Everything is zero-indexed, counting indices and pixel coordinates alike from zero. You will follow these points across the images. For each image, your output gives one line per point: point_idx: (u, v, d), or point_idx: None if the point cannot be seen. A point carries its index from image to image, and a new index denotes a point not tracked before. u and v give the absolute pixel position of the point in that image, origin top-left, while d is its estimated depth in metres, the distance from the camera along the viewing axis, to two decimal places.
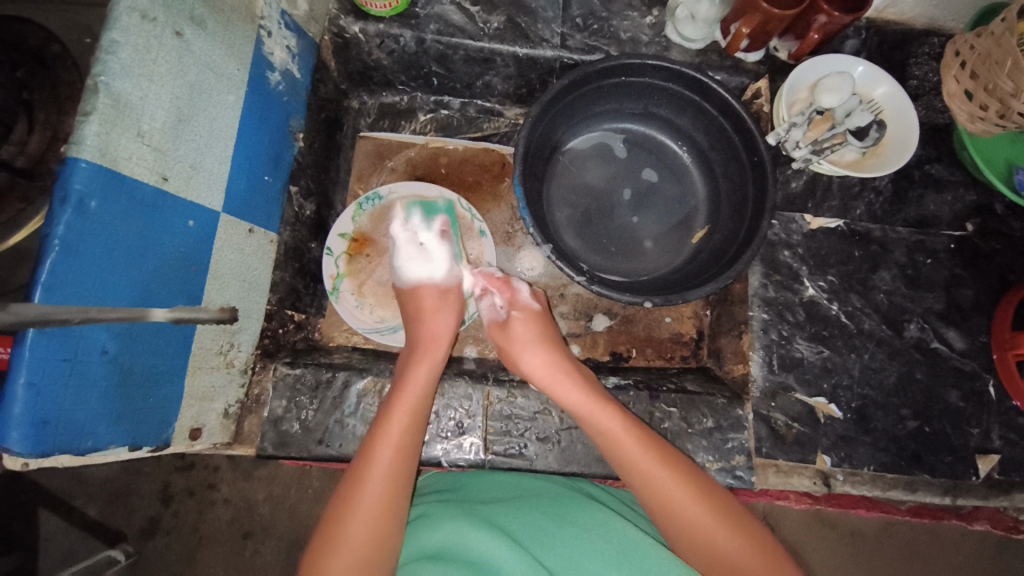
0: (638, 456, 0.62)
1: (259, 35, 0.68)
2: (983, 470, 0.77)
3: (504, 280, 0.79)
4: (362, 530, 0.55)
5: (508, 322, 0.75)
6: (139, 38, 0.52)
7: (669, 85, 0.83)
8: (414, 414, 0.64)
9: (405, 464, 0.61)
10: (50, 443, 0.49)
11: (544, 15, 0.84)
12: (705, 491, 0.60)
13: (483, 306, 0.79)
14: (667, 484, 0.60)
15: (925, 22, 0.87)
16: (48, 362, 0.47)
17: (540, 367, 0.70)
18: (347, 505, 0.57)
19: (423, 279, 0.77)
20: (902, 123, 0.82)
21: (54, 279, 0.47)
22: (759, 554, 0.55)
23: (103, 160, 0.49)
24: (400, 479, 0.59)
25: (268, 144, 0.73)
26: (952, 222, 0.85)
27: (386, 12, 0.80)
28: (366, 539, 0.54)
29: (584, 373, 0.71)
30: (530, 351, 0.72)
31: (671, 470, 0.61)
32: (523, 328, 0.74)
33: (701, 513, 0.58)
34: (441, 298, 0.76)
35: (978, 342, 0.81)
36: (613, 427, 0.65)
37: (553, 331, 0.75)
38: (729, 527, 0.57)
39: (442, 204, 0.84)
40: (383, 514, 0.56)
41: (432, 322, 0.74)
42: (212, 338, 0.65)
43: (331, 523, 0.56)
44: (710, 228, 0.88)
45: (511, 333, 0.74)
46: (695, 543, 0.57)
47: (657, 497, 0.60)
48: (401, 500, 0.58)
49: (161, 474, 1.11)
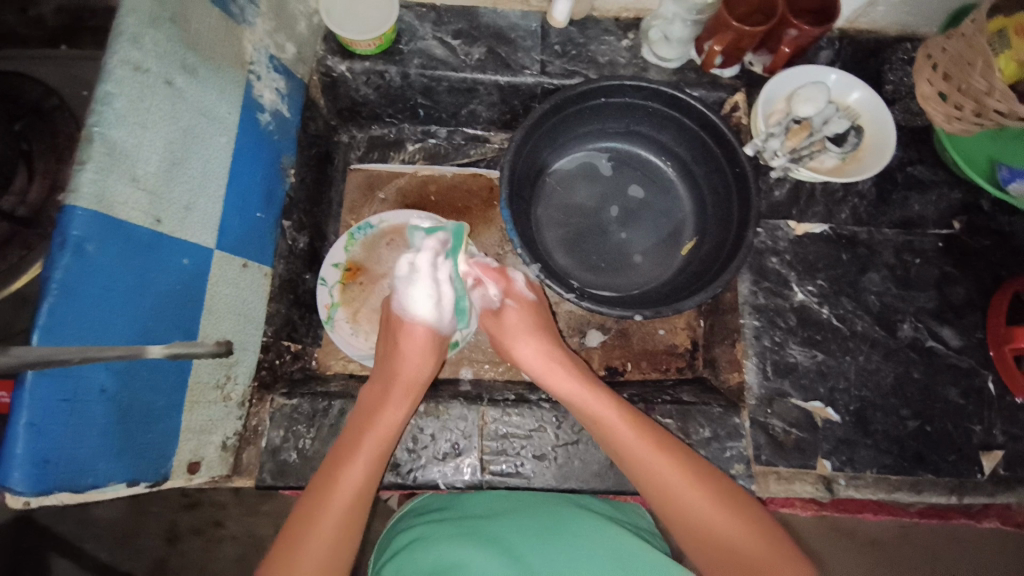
0: (642, 449, 0.63)
1: (248, 80, 0.72)
2: (988, 467, 0.77)
3: (498, 270, 0.80)
4: (320, 541, 0.58)
5: (501, 311, 0.78)
6: (132, 88, 0.55)
7: (648, 103, 0.86)
8: (380, 434, 0.66)
9: (369, 490, 0.63)
10: (52, 482, 0.50)
11: (524, 44, 0.87)
12: (705, 480, 0.62)
13: (473, 296, 0.80)
14: (667, 474, 0.62)
15: (898, 29, 0.90)
16: (49, 402, 0.49)
17: (535, 357, 0.74)
18: (314, 514, 0.60)
19: (424, 322, 0.75)
20: (878, 128, 0.83)
21: (53, 322, 0.49)
22: (760, 539, 0.57)
23: (99, 206, 0.52)
24: (361, 500, 0.62)
25: (261, 181, 0.76)
26: (938, 221, 0.86)
27: (371, 50, 0.83)
28: (324, 551, 0.58)
29: (580, 366, 0.73)
30: (524, 342, 0.75)
31: (662, 450, 0.63)
32: (517, 317, 0.77)
33: (702, 501, 0.60)
34: (431, 343, 0.76)
35: (974, 339, 0.81)
36: (615, 421, 0.66)
37: (545, 321, 0.78)
38: (727, 509, 0.59)
39: (452, 228, 0.78)
40: (347, 530, 0.60)
41: (413, 360, 0.73)
42: (209, 371, 0.67)
43: (295, 521, 0.60)
44: (698, 239, 0.90)
45: (504, 321, 0.77)
46: (695, 531, 0.59)
47: (658, 489, 0.62)
48: (360, 518, 0.62)
49: (168, 513, 1.12)
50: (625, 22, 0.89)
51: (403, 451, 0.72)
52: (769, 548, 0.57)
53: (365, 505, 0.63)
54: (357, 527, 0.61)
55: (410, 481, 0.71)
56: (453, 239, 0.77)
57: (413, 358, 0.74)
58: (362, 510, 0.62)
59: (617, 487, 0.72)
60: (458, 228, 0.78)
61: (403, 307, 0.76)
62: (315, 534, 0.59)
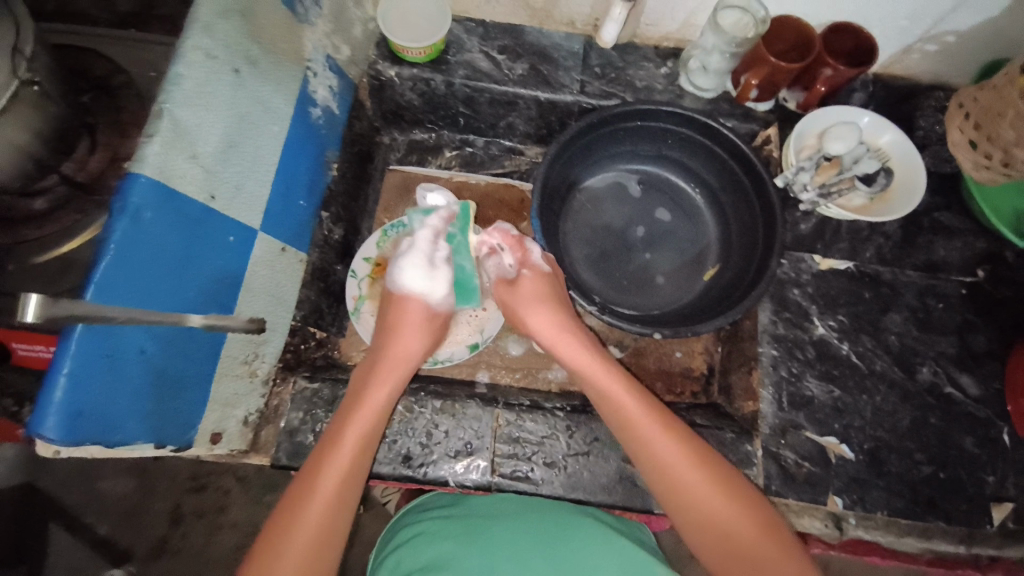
0: (652, 434, 0.64)
1: (305, 75, 0.75)
2: (998, 519, 0.76)
3: (516, 238, 0.78)
4: (324, 506, 0.60)
5: (517, 280, 0.76)
6: (200, 72, 0.58)
7: (681, 129, 0.88)
8: (381, 411, 0.67)
9: (364, 463, 0.64)
10: (83, 434, 0.52)
11: (564, 63, 0.90)
12: (707, 463, 0.63)
13: (490, 264, 0.79)
14: (673, 462, 0.63)
15: (931, 78, 0.93)
16: (91, 356, 0.51)
17: (546, 326, 0.73)
18: (317, 475, 0.61)
19: (416, 294, 0.75)
20: (908, 171, 0.85)
21: (105, 279, 0.51)
22: (759, 530, 0.60)
23: (160, 177, 0.54)
24: (357, 478, 0.63)
25: (306, 171, 0.79)
26: (963, 267, 0.86)
27: (421, 58, 0.87)
28: (323, 522, 0.59)
29: (593, 342, 0.73)
30: (535, 311, 0.74)
31: (668, 434, 0.64)
32: (532, 286, 0.75)
33: (703, 485, 0.62)
34: (425, 319, 0.75)
35: (993, 389, 0.81)
36: (632, 412, 0.66)
37: (560, 293, 0.76)
38: (731, 501, 0.61)
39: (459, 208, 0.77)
40: (344, 500, 0.61)
41: (408, 336, 0.73)
42: (239, 347, 0.69)
43: (301, 487, 0.61)
44: (721, 266, 0.91)
45: (518, 290, 0.75)
46: (698, 518, 0.61)
47: (658, 470, 0.63)
48: (355, 496, 0.63)
49: (173, 494, 1.14)
50: (663, 50, 0.92)
51: (416, 445, 0.73)
52: (768, 536, 0.59)
53: (360, 485, 0.64)
54: (356, 494, 0.63)
55: (420, 475, 0.72)
56: (461, 218, 0.77)
57: (412, 329, 0.74)
58: (357, 489, 0.63)
59: (624, 502, 0.72)
60: (466, 206, 0.78)
61: (398, 280, 0.75)
62: (315, 501, 0.60)
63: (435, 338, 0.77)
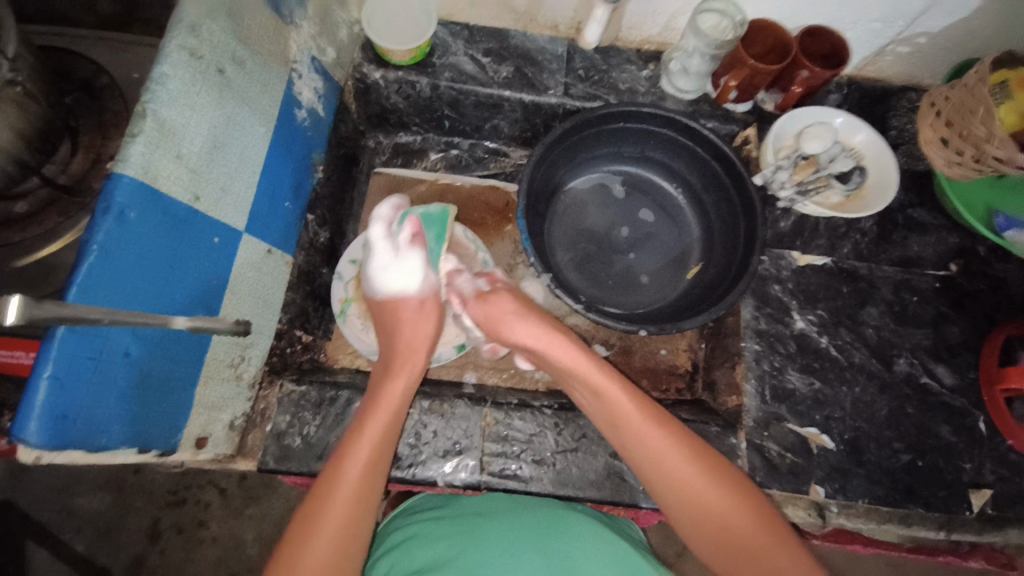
0: (647, 433, 0.65)
1: (290, 77, 0.75)
2: (977, 505, 0.78)
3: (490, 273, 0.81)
4: (343, 504, 0.60)
5: (491, 297, 0.75)
6: (186, 72, 0.57)
7: (663, 131, 0.90)
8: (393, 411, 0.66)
9: (383, 460, 0.64)
10: (68, 438, 0.51)
11: (550, 66, 0.91)
12: (704, 458, 0.64)
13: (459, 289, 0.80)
14: (668, 455, 0.64)
15: (903, 79, 0.96)
16: (75, 358, 0.50)
17: (529, 334, 0.71)
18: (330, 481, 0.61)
19: (395, 288, 0.76)
20: (881, 169, 0.88)
21: (89, 281, 0.50)
22: (757, 521, 0.61)
23: (145, 177, 0.54)
24: (376, 475, 0.63)
25: (291, 173, 0.79)
26: (936, 262, 0.89)
27: (405, 60, 0.87)
28: (342, 523, 0.59)
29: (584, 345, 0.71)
30: (517, 321, 0.72)
31: (664, 431, 0.65)
32: (503, 300, 0.74)
33: (703, 482, 0.63)
34: (420, 314, 0.75)
35: (968, 379, 0.83)
36: (628, 412, 0.66)
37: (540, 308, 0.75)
38: (729, 495, 0.62)
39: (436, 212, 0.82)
40: (362, 497, 0.61)
41: (412, 336, 0.73)
42: (224, 349, 0.69)
43: (315, 495, 0.60)
44: (704, 263, 0.92)
45: (489, 309, 0.74)
46: (701, 514, 0.62)
47: (657, 468, 0.64)
48: (375, 493, 0.63)
49: (151, 509, 1.12)
50: (646, 53, 0.94)
51: (406, 445, 0.73)
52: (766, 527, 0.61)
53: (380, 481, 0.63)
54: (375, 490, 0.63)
55: (409, 476, 0.72)
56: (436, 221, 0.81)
57: (415, 329, 0.74)
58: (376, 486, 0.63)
59: (612, 497, 0.72)
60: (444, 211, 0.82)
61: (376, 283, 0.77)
62: (332, 503, 0.59)
63: (434, 330, 0.75)
